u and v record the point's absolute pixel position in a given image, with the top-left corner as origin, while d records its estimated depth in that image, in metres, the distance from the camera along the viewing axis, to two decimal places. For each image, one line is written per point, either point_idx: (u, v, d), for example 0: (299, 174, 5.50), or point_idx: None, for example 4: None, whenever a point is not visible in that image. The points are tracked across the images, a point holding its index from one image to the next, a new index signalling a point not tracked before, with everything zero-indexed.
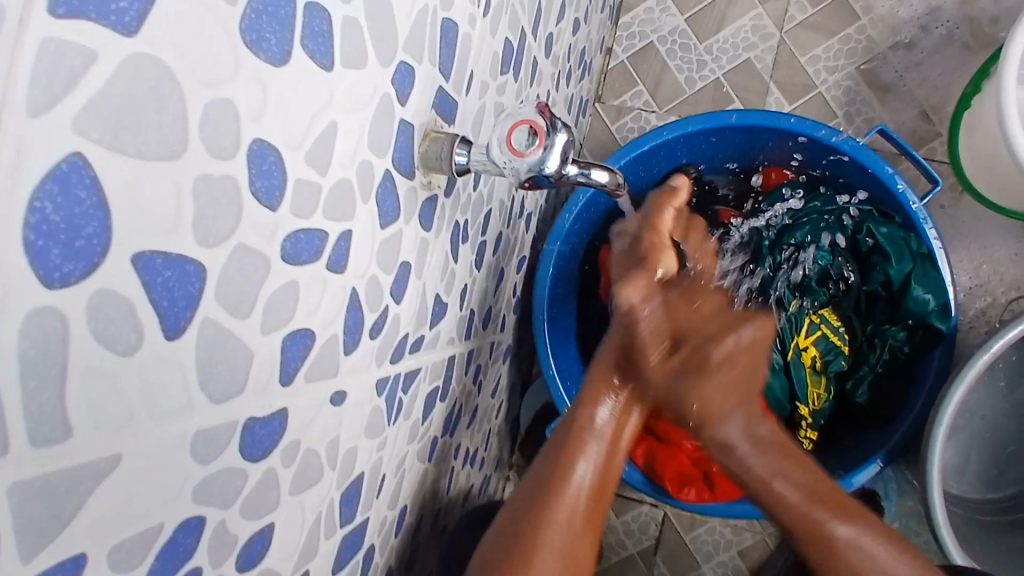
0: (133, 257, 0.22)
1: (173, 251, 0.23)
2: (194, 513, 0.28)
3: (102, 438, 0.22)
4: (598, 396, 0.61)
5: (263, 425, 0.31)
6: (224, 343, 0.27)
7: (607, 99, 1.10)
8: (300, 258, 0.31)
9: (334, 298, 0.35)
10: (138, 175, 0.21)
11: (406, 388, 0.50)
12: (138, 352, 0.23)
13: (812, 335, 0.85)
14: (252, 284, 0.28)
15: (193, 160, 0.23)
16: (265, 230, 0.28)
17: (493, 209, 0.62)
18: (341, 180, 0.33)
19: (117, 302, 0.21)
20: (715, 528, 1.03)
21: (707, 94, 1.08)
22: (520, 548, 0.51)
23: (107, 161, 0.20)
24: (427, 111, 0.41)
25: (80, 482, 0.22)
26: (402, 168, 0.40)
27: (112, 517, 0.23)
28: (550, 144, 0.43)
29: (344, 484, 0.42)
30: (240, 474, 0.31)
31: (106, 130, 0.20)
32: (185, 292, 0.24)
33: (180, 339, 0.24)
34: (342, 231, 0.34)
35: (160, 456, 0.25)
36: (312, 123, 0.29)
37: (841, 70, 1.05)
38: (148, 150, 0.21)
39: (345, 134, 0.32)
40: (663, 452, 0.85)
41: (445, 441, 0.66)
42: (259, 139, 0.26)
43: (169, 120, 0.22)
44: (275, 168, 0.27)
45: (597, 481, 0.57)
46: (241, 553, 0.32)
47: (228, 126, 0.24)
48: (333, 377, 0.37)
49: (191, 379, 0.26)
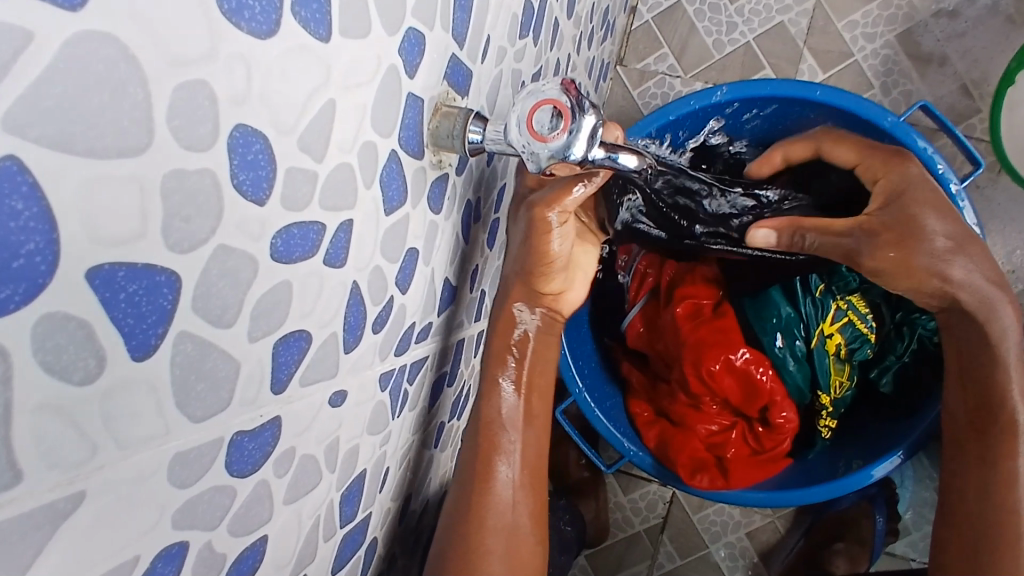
0: (89, 273, 0.19)
1: (138, 262, 0.20)
2: (175, 539, 0.26)
3: (59, 478, 0.20)
4: (496, 390, 0.57)
5: (253, 438, 0.28)
6: (206, 356, 0.24)
7: (629, 62, 1.05)
8: (293, 256, 0.27)
9: (333, 295, 0.31)
10: (92, 178, 0.18)
11: (413, 378, 0.47)
12: (99, 379, 0.20)
13: (838, 322, 0.80)
14: (237, 289, 0.25)
15: (160, 153, 0.20)
16: (250, 229, 0.24)
17: (507, 183, 0.58)
18: (339, 165, 0.29)
19: (70, 327, 0.19)
20: (724, 509, 1.01)
21: (736, 59, 1.02)
22: (461, 558, 0.54)
23: (52, 165, 0.17)
24: (439, 82, 0.37)
25: (36, 528, 0.20)
26: (409, 148, 0.36)
27: (76, 556, 0.22)
28: (576, 127, 0.39)
29: (345, 483, 0.40)
30: (228, 492, 0.28)
31: (49, 128, 0.17)
32: (155, 306, 0.21)
33: (151, 358, 0.22)
34: (341, 221, 0.30)
35: (132, 486, 0.23)
36: (304, 106, 0.25)
37: (879, 38, 0.98)
38: (102, 147, 0.18)
39: (345, 113, 0.28)
40: (678, 436, 0.83)
41: (452, 425, 0.63)
42: (242, 124, 0.22)
43: (129, 108, 0.18)
44: (262, 156, 0.24)
45: (519, 472, 0.57)
46: (231, 570, 0.30)
47: (202, 112, 0.21)
48: (333, 377, 0.34)
49: (166, 401, 0.23)
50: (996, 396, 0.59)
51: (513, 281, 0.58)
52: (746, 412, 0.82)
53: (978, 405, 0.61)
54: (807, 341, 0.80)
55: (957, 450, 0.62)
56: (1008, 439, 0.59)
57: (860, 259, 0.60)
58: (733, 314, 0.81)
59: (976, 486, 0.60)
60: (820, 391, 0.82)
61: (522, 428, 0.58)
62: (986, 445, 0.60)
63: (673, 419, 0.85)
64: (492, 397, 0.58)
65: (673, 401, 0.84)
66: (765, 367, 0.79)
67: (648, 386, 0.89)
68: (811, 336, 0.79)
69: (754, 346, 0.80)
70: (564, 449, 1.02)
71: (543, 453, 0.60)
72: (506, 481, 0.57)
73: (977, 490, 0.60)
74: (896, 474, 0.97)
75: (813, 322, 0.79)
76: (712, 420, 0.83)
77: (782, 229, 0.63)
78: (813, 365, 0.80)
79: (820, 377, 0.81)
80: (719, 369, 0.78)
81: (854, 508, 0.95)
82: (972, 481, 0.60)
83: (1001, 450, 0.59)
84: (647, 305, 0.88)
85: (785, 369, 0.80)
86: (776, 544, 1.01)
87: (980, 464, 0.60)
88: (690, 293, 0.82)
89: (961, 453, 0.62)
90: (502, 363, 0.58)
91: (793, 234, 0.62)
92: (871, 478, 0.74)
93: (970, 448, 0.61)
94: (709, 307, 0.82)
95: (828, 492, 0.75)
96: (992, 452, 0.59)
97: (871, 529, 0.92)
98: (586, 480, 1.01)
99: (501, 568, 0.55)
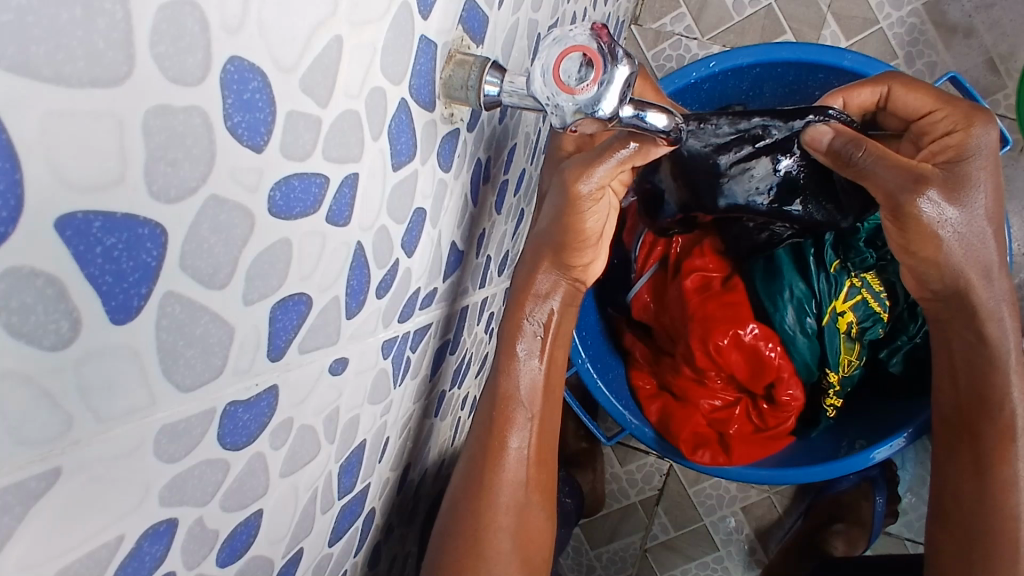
0: (58, 223, 0.16)
1: (118, 212, 0.18)
2: (163, 518, 0.24)
3: (29, 456, 0.18)
4: (514, 365, 0.54)
5: (248, 408, 0.26)
6: (196, 321, 0.22)
7: (644, 21, 1.01)
8: (293, 212, 0.25)
9: (335, 256, 0.29)
10: (61, 109, 0.15)
11: (416, 345, 0.44)
12: (74, 344, 0.18)
13: (850, 300, 0.76)
14: (231, 248, 0.22)
15: (143, 85, 0.17)
16: (246, 178, 0.22)
17: (517, 143, 0.55)
18: (345, 112, 0.26)
19: (38, 285, 0.16)
20: (720, 483, 1.01)
21: (755, 22, 0.98)
22: (472, 537, 0.54)
23: (12, 89, 0.14)
24: (453, 27, 0.34)
25: (5, 509, 0.17)
26: (420, 99, 0.33)
27: (48, 540, 0.19)
28: (607, 79, 0.35)
29: (344, 454, 0.38)
30: (220, 466, 0.26)
31: (7, 47, 0.14)
32: (138, 264, 0.19)
33: (134, 321, 0.19)
34: (347, 174, 0.28)
35: (111, 468, 0.21)
36: (309, 39, 0.22)
37: (907, 5, 0.94)
38: (73, 74, 0.15)
39: (352, 53, 0.25)
40: (680, 411, 0.82)
41: (453, 393, 0.62)
42: (235, 58, 0.20)
43: (104, 27, 0.16)
44: (260, 96, 0.21)
45: (528, 446, 0.55)
46: (223, 548, 0.29)
47: (190, 39, 0.18)
48: (335, 344, 0.32)
49: (150, 367, 0.20)
50: (992, 399, 0.58)
51: (546, 250, 0.54)
52: (752, 388, 0.81)
53: (977, 398, 0.59)
54: (818, 319, 0.76)
55: (950, 453, 0.61)
56: (1002, 446, 0.58)
57: (902, 206, 0.54)
58: (742, 288, 0.79)
59: (971, 494, 0.59)
60: (827, 369, 0.78)
61: (540, 403, 0.56)
62: (982, 449, 0.59)
63: (676, 394, 0.84)
64: (509, 371, 0.54)
65: (676, 374, 0.84)
66: (774, 344, 0.77)
67: (651, 359, 0.88)
68: (823, 313, 0.76)
69: (765, 322, 0.78)
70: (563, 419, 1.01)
71: (553, 426, 0.58)
72: (517, 457, 0.55)
73: (975, 500, 0.58)
74: (897, 455, 0.97)
75: (825, 300, 0.75)
76: (715, 396, 0.82)
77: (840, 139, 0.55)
78: (823, 343, 0.76)
79: (829, 356, 0.77)
80: (727, 344, 0.77)
81: (853, 489, 0.94)
82: (965, 488, 0.59)
83: (996, 458, 0.58)
84: (655, 276, 0.86)
85: (789, 346, 0.77)
86: (774, 521, 1.01)
87: (972, 471, 0.59)
88: (699, 265, 0.81)
89: (955, 457, 0.60)
90: (517, 338, 0.55)
91: (850, 144, 0.54)
92: (873, 460, 0.73)
93: (963, 453, 0.60)
94: (718, 281, 0.81)
95: (831, 471, 0.74)
96: (986, 457, 0.58)
97: (871, 510, 0.92)
98: (583, 451, 1.00)
99: (512, 544, 0.55)
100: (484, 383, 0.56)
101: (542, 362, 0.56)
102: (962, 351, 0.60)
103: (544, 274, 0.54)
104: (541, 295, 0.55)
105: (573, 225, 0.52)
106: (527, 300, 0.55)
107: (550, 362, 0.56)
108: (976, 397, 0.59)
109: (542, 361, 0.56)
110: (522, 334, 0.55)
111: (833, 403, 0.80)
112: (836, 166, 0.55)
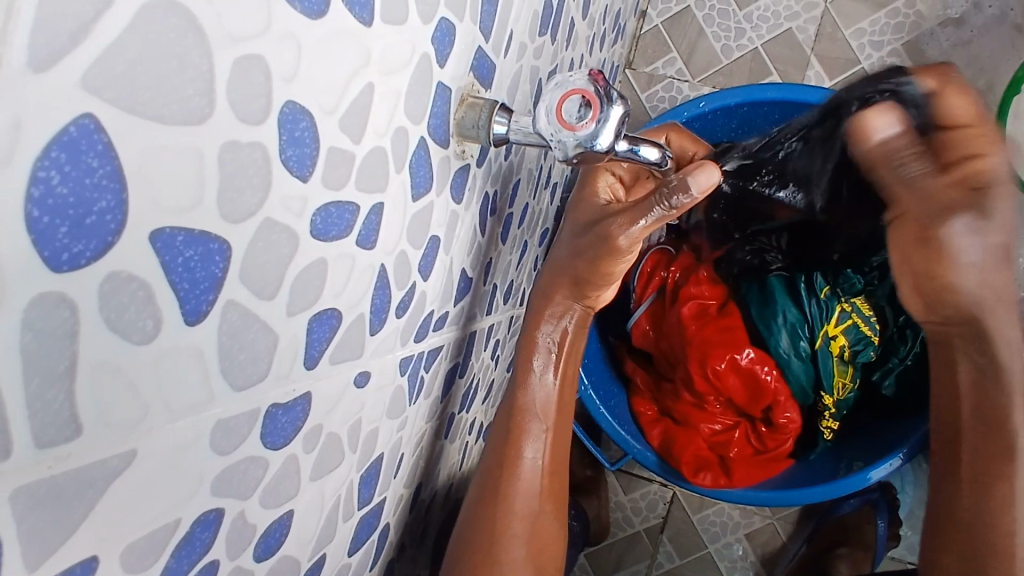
0: (152, 236, 0.19)
1: (195, 228, 0.21)
2: (212, 507, 0.27)
3: (112, 437, 0.21)
4: (529, 378, 0.58)
5: (286, 412, 0.29)
6: (248, 327, 0.25)
7: (638, 65, 1.06)
8: (329, 235, 0.28)
9: (362, 276, 0.32)
10: (157, 142, 0.19)
11: (429, 365, 0.47)
12: (156, 340, 0.21)
13: (841, 325, 0.79)
14: (278, 263, 0.25)
15: (218, 124, 0.20)
16: (294, 205, 0.25)
17: (521, 178, 0.59)
18: (375, 149, 0.30)
19: (133, 285, 0.19)
20: (724, 510, 1.02)
21: (743, 64, 1.03)
22: (488, 544, 0.56)
23: (121, 126, 0.18)
24: (466, 74, 0.38)
25: (91, 483, 0.20)
26: (436, 136, 0.37)
27: (122, 518, 0.22)
28: (604, 117, 0.39)
29: (364, 465, 0.41)
30: (260, 463, 0.29)
31: (123, 94, 0.17)
32: (208, 274, 0.22)
33: (202, 323, 0.22)
34: (373, 204, 0.31)
35: (173, 455, 0.23)
36: (347, 85, 0.26)
37: (886, 46, 1.00)
38: (169, 114, 0.19)
39: (381, 97, 0.29)
40: (681, 435, 0.85)
41: (462, 417, 0.64)
42: (291, 102, 0.23)
43: (193, 78, 0.19)
44: (308, 134, 0.25)
45: (543, 457, 0.58)
46: (259, 544, 0.31)
47: (257, 87, 0.22)
48: (359, 358, 0.35)
49: (211, 366, 0.24)
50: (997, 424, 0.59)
51: (563, 279, 0.57)
52: (750, 412, 0.83)
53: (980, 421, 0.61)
54: (811, 343, 0.79)
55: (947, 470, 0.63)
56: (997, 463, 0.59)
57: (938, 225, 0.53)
58: (739, 314, 0.82)
59: (967, 507, 0.61)
60: (822, 392, 0.81)
61: (554, 415, 0.58)
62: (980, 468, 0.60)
63: (677, 418, 0.87)
64: (526, 384, 0.58)
65: (676, 400, 0.86)
66: (770, 367, 0.79)
67: (651, 386, 0.90)
68: (815, 337, 0.79)
69: (760, 346, 0.81)
70: (567, 447, 1.03)
71: (566, 441, 0.60)
72: (533, 467, 0.57)
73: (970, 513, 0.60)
74: (897, 478, 0.99)
75: (817, 324, 0.79)
76: (715, 420, 0.84)
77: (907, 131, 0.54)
78: (816, 365, 0.80)
79: (823, 378, 0.80)
80: (724, 368, 0.79)
81: (855, 514, 0.96)
82: (963, 500, 0.61)
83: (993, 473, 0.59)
84: (653, 305, 0.89)
85: (783, 368, 0.80)
86: (778, 549, 1.01)
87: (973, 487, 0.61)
88: (696, 292, 0.84)
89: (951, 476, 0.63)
90: (533, 353, 0.58)
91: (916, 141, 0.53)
92: (870, 480, 0.75)
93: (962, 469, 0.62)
94: (714, 308, 0.83)
95: (830, 491, 0.76)
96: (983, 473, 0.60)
97: (873, 534, 0.93)
98: (588, 479, 1.02)
99: (525, 552, 0.56)
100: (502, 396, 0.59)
101: (557, 376, 0.59)
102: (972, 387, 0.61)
103: (560, 299, 0.58)
104: (555, 316, 0.58)
105: (603, 270, 0.54)
106: (541, 320, 0.58)
107: (563, 377, 0.59)
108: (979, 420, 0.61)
109: (557, 375, 0.59)
110: (538, 349, 0.58)
111: (829, 425, 0.83)
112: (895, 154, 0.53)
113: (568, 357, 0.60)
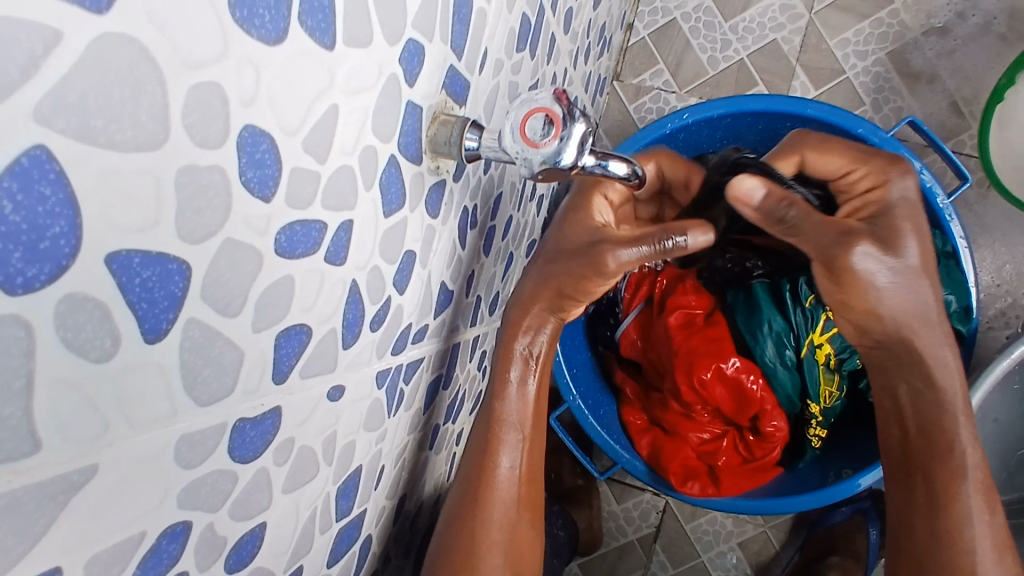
0: (108, 258, 0.20)
1: (153, 249, 0.22)
2: (179, 519, 0.27)
3: (73, 452, 0.21)
4: (506, 390, 0.58)
5: (255, 425, 0.30)
6: (213, 344, 0.26)
7: (626, 77, 1.07)
8: (295, 252, 0.29)
9: (332, 292, 0.33)
10: (112, 168, 0.19)
11: (408, 378, 0.48)
12: (115, 358, 0.21)
13: (827, 333, 0.78)
14: (242, 281, 0.26)
15: (174, 149, 0.21)
16: (256, 224, 0.26)
17: (503, 192, 0.59)
18: (341, 167, 0.31)
19: (89, 305, 0.20)
20: (717, 519, 1.02)
21: (730, 75, 1.04)
22: (464, 553, 0.56)
23: (75, 154, 0.18)
24: (437, 92, 0.38)
25: (52, 497, 0.21)
26: (408, 153, 0.37)
27: (85, 531, 0.23)
28: (567, 134, 0.40)
29: (341, 478, 0.41)
30: (229, 476, 0.29)
31: (77, 122, 0.18)
32: (167, 293, 0.23)
33: (162, 341, 0.23)
34: (342, 221, 0.32)
35: (137, 469, 0.24)
36: (310, 107, 0.27)
37: (871, 56, 1.01)
38: (124, 141, 0.19)
39: (347, 118, 0.30)
40: (669, 444, 0.86)
41: (447, 428, 0.64)
42: (250, 125, 0.24)
43: (148, 106, 0.20)
44: (269, 156, 0.25)
45: (519, 466, 0.58)
46: (230, 555, 0.32)
47: (214, 112, 0.22)
48: (332, 371, 0.36)
49: (174, 382, 0.24)
50: (941, 440, 0.61)
51: (542, 290, 0.57)
52: (737, 421, 0.84)
53: (926, 438, 0.62)
54: (797, 351, 0.79)
55: (904, 486, 0.63)
56: (952, 481, 0.60)
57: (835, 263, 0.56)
58: (724, 323, 0.82)
59: (923, 529, 0.61)
60: (809, 401, 0.81)
61: (529, 425, 0.59)
62: (932, 484, 0.61)
63: (665, 427, 0.87)
64: (502, 396, 0.58)
65: (664, 409, 0.86)
66: (756, 376, 0.80)
67: (641, 395, 0.90)
68: (801, 345, 0.79)
69: (746, 356, 0.81)
70: (559, 457, 1.03)
71: (540, 450, 0.61)
72: (508, 475, 0.57)
73: (925, 533, 0.61)
74: None
75: (803, 333, 0.78)
76: (703, 429, 0.85)
77: (771, 198, 0.56)
78: (802, 374, 0.80)
79: (809, 387, 0.80)
80: (710, 378, 0.80)
81: (847, 522, 0.96)
82: (918, 524, 0.61)
83: (947, 493, 0.60)
84: (641, 314, 0.90)
85: (770, 378, 0.80)
86: (771, 557, 1.01)
87: (921, 506, 0.61)
88: (683, 303, 0.84)
89: (908, 494, 0.63)
90: (510, 364, 0.58)
91: (780, 201, 0.55)
92: (859, 487, 0.75)
93: (916, 488, 0.62)
94: (701, 317, 0.84)
95: (816, 500, 0.76)
96: (938, 492, 0.60)
97: (866, 542, 0.93)
98: (579, 488, 1.02)
99: (503, 560, 0.57)
100: (479, 406, 0.59)
101: (533, 387, 0.59)
102: (920, 401, 0.62)
103: (535, 311, 0.58)
104: (531, 329, 0.58)
105: (585, 287, 0.56)
106: (517, 333, 0.58)
107: (538, 388, 0.60)
108: (923, 434, 0.62)
109: (533, 386, 0.59)
110: (514, 360, 0.58)
111: (817, 433, 0.83)
112: (767, 222, 0.57)
113: (543, 368, 0.60)
